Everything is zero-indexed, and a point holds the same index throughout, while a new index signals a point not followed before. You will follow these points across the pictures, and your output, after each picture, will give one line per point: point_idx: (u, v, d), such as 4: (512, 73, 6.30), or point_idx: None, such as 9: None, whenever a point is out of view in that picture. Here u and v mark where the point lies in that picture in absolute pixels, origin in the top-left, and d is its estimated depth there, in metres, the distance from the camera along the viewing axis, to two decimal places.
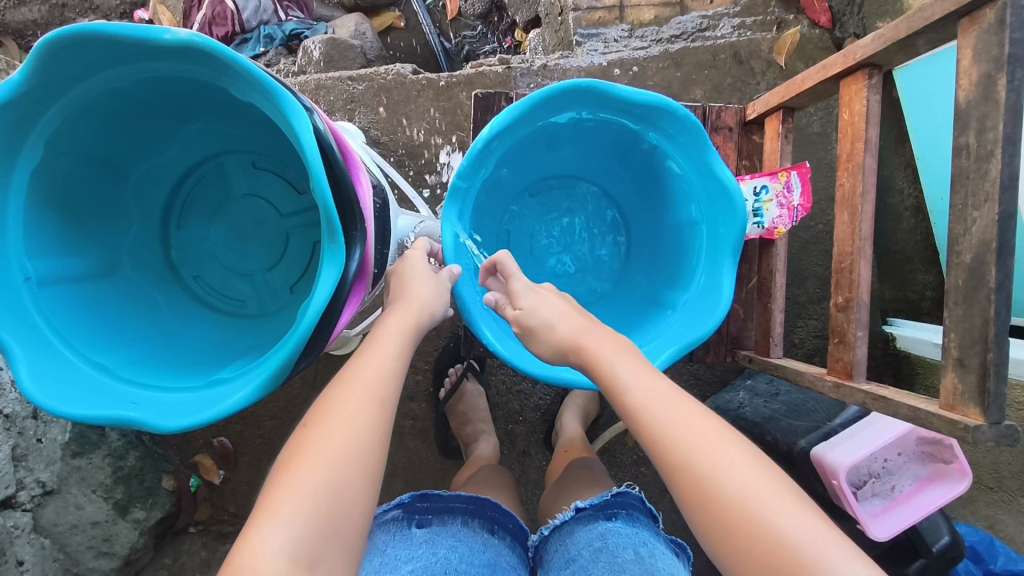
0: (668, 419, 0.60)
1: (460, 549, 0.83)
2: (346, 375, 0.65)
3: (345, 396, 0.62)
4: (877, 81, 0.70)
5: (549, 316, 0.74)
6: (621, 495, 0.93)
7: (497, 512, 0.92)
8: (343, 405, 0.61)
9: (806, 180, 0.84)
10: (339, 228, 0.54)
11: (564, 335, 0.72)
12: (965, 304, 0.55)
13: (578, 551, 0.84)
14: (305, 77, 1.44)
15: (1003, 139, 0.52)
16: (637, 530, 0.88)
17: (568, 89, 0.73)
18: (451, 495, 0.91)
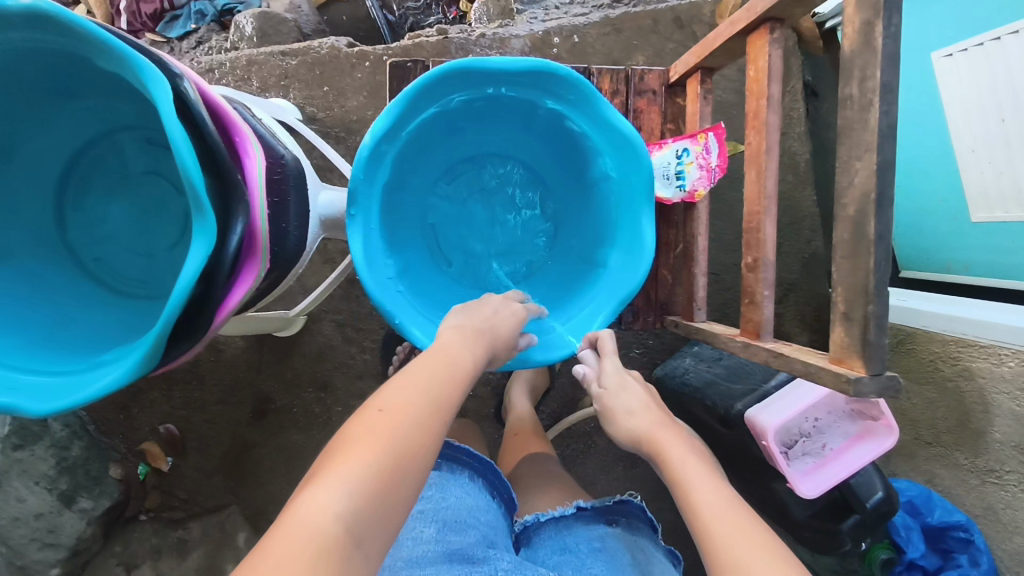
0: (725, 528, 0.59)
1: (467, 503, 0.87)
2: (416, 371, 0.62)
3: (428, 394, 0.59)
4: (780, 36, 0.69)
5: (631, 402, 0.74)
6: (626, 503, 0.94)
7: (498, 480, 0.96)
8: (424, 406, 0.58)
9: (722, 142, 0.83)
10: (205, 201, 0.53)
11: (642, 429, 0.71)
12: (851, 258, 0.55)
13: (574, 542, 0.86)
14: (237, 53, 1.38)
15: (882, 87, 0.51)
16: (637, 539, 0.89)
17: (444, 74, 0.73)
18: (462, 450, 0.95)
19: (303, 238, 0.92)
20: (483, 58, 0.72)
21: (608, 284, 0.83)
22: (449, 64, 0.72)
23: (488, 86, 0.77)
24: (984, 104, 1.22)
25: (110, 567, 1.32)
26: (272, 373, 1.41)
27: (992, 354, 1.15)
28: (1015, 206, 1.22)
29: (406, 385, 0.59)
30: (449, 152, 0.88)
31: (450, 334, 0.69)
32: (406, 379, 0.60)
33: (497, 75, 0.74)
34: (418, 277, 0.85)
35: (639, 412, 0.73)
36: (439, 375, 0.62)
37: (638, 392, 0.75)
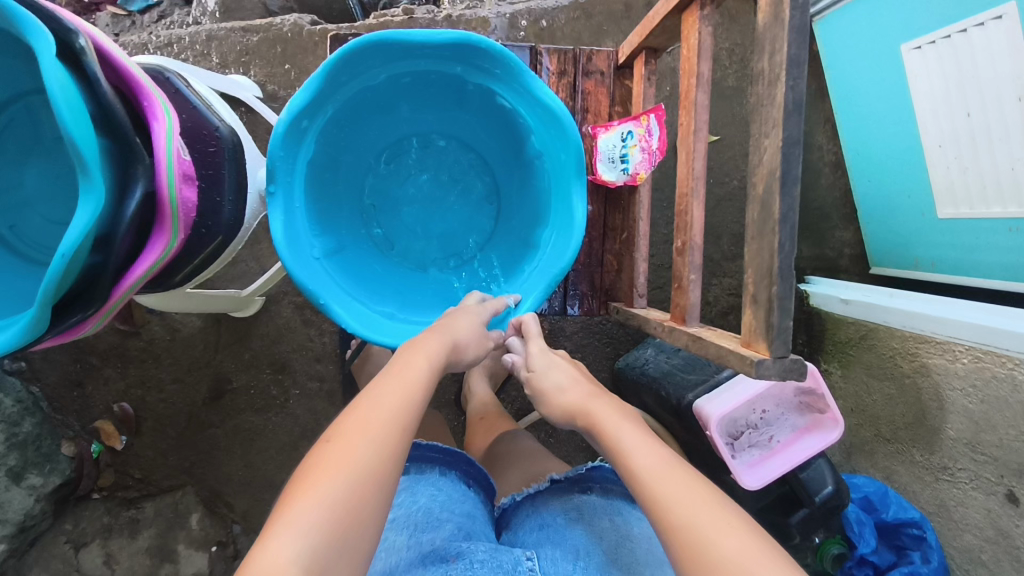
0: (664, 491, 0.58)
1: (439, 496, 0.85)
2: (378, 388, 0.63)
3: (383, 408, 0.61)
4: (711, 13, 0.67)
5: (559, 380, 0.75)
6: (597, 470, 0.92)
7: (472, 467, 0.94)
8: (378, 423, 0.59)
9: (662, 123, 0.81)
10: (90, 162, 0.51)
11: (573, 402, 0.72)
12: (758, 238, 0.54)
13: (551, 517, 0.85)
14: (197, 28, 1.36)
15: (788, 61, 0.50)
16: (612, 502, 0.87)
17: (361, 46, 0.72)
18: (427, 445, 0.92)
19: (240, 214, 0.90)
20: (401, 31, 0.72)
21: (541, 264, 0.83)
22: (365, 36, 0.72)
23: (411, 59, 0.77)
24: (951, 99, 1.20)
25: (59, 545, 1.30)
26: (229, 354, 1.39)
27: (947, 350, 1.13)
28: (982, 201, 1.21)
29: (364, 403, 0.61)
30: (385, 132, 0.87)
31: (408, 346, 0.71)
32: (365, 398, 0.62)
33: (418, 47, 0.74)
34: (353, 259, 0.84)
35: (569, 387, 0.74)
36: (394, 388, 0.63)
37: (566, 367, 0.77)
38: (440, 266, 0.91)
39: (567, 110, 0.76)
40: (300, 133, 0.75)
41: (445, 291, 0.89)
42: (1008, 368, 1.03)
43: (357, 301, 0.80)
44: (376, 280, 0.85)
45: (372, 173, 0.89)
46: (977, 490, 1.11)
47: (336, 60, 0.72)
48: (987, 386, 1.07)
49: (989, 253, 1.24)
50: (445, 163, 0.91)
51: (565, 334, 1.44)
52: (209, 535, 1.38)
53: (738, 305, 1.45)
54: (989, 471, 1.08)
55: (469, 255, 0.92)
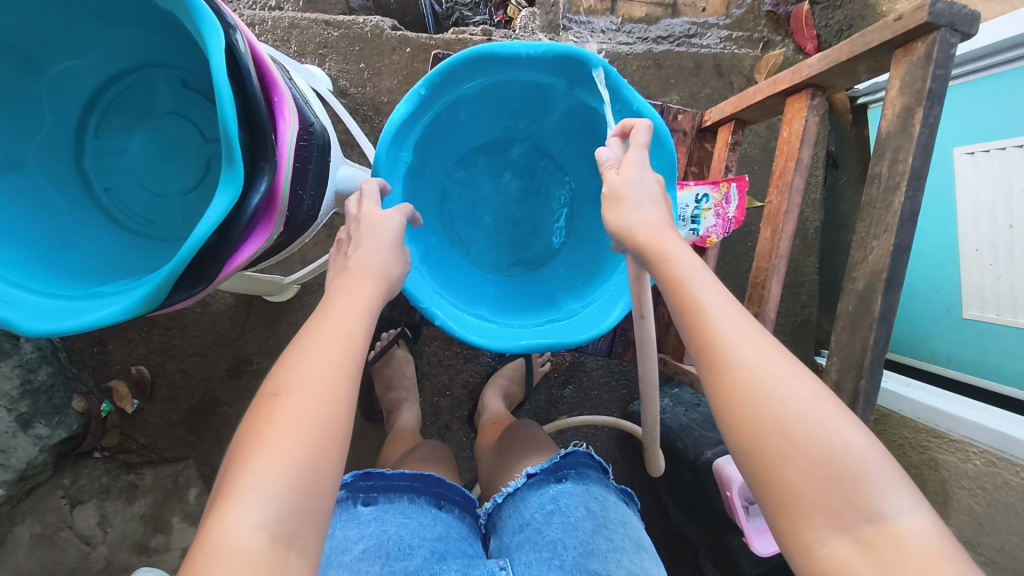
0: (729, 334, 0.53)
1: (411, 525, 0.81)
2: (308, 327, 0.57)
3: (310, 353, 0.54)
4: (819, 103, 0.71)
5: (641, 207, 0.65)
6: (572, 454, 0.90)
7: (443, 487, 0.89)
8: (317, 361, 0.54)
9: (743, 194, 0.86)
10: (238, 154, 0.53)
11: (643, 229, 0.63)
12: (850, 330, 0.61)
13: (530, 514, 0.84)
14: (280, 14, 1.38)
15: (910, 172, 0.55)
16: (587, 487, 0.87)
17: (461, 62, 0.76)
18: (394, 473, 0.86)
19: (315, 209, 0.92)
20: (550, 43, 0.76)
21: (613, 286, 0.84)
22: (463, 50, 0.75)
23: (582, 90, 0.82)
24: (996, 209, 1.24)
25: (54, 499, 1.29)
26: (255, 335, 1.39)
27: (959, 449, 1.16)
28: (1008, 309, 1.23)
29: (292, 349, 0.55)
30: (514, 126, 0.95)
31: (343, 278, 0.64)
32: (298, 343, 0.56)
33: (510, 60, 0.78)
34: (417, 205, 0.88)
35: (649, 208, 0.65)
36: (321, 323, 0.57)
37: (654, 187, 0.66)
38: (473, 255, 0.97)
39: (660, 119, 0.78)
40: (449, 86, 0.79)
41: (521, 292, 0.95)
42: (1020, 478, 1.05)
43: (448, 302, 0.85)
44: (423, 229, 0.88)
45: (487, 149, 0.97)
46: None
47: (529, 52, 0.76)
48: (996, 491, 1.09)
49: (1010, 362, 1.25)
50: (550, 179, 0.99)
51: (585, 369, 1.47)
52: (204, 511, 1.37)
53: None
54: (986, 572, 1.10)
55: (499, 267, 0.99)
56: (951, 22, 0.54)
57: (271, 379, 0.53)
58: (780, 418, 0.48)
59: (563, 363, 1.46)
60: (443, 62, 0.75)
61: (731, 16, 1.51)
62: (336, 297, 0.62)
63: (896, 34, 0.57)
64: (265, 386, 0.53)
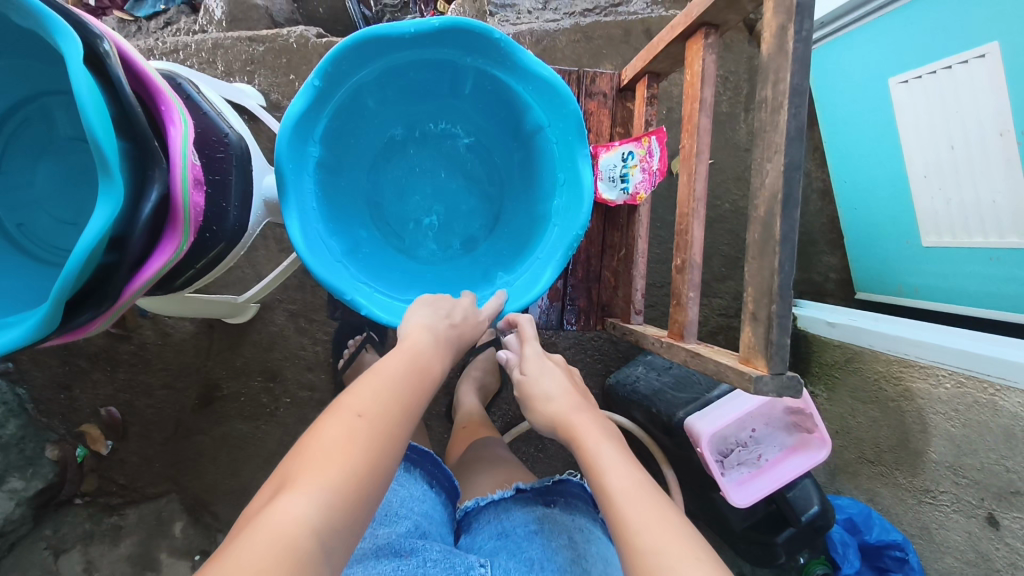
0: (637, 508, 0.56)
1: (402, 494, 0.84)
2: (385, 371, 0.63)
3: (381, 394, 0.59)
4: (714, 41, 0.70)
5: (549, 388, 0.73)
6: (565, 482, 0.89)
7: (437, 468, 0.93)
8: (400, 410, 0.59)
9: (663, 145, 0.82)
10: (112, 162, 0.52)
11: (558, 411, 0.70)
12: (759, 257, 0.57)
13: (511, 526, 0.82)
14: (203, 36, 1.37)
15: (791, 90, 0.53)
16: (575, 518, 0.84)
17: (353, 47, 0.77)
18: None
19: (244, 219, 0.91)
20: (438, 17, 0.78)
21: (546, 248, 0.88)
22: (354, 35, 0.77)
23: (480, 62, 0.84)
24: (937, 132, 1.23)
25: (38, 551, 1.29)
26: (221, 360, 1.38)
27: (931, 375, 1.15)
28: (963, 229, 1.24)
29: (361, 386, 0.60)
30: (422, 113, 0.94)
31: (420, 331, 0.72)
32: (379, 386, 0.60)
33: (404, 40, 0.79)
34: (339, 199, 0.88)
35: (557, 396, 0.72)
36: (404, 377, 0.63)
37: (558, 376, 0.75)
38: (408, 245, 0.97)
39: (560, 80, 0.83)
40: (342, 77, 0.80)
41: (461, 275, 0.95)
42: (989, 393, 1.05)
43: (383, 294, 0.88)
44: (347, 225, 0.89)
45: (403, 141, 0.95)
46: (958, 513, 1.12)
47: (416, 30, 0.78)
48: (969, 411, 1.09)
49: (972, 283, 1.26)
50: (471, 162, 0.98)
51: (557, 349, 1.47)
52: (192, 544, 1.37)
53: (728, 326, 1.48)
54: (971, 494, 1.10)
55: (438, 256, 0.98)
56: None
57: (344, 403, 0.57)
58: None
59: None
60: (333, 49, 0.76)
61: None
62: (416, 354, 0.67)
63: None
64: (337, 406, 0.57)
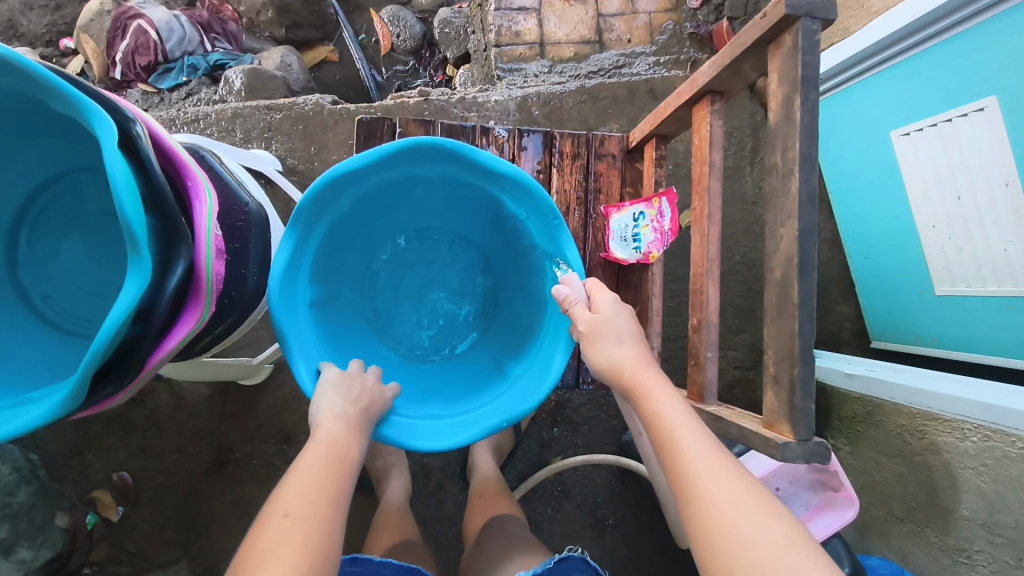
0: (697, 463, 0.59)
1: None
2: (312, 466, 0.62)
3: (309, 497, 0.59)
4: (720, 107, 0.73)
5: (624, 334, 0.70)
6: (566, 559, 0.87)
7: None
8: (321, 499, 0.59)
9: (674, 206, 0.84)
10: (142, 241, 0.54)
11: (625, 358, 0.68)
12: (777, 321, 0.57)
13: None
14: (223, 106, 1.43)
15: (800, 157, 0.54)
16: None
17: (391, 154, 0.72)
18: (382, 560, 0.85)
19: (261, 286, 0.94)
20: (504, 161, 0.75)
21: (497, 400, 0.80)
22: (402, 142, 0.72)
23: (490, 180, 0.78)
24: (943, 183, 1.23)
25: None
26: (234, 423, 1.38)
27: (956, 428, 1.12)
28: (977, 279, 1.22)
29: (289, 489, 0.59)
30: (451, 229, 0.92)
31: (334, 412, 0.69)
32: (303, 475, 0.61)
33: (457, 157, 0.75)
34: (331, 265, 0.83)
35: (628, 342, 0.70)
36: (326, 471, 0.62)
37: (630, 321, 0.72)
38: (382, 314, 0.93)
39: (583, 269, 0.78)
40: (349, 181, 0.75)
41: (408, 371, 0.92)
42: (1018, 448, 1.01)
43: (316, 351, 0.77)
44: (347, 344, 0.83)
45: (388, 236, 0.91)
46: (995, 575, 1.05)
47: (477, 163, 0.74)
48: (998, 465, 1.04)
49: (989, 331, 1.24)
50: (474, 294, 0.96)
51: (572, 405, 1.44)
52: None
53: (744, 379, 1.46)
54: (1006, 553, 1.03)
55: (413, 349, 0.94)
56: (809, 10, 0.53)
57: (274, 504, 0.58)
58: (744, 548, 0.52)
59: (549, 403, 1.44)
60: (367, 152, 0.71)
61: (656, 42, 1.58)
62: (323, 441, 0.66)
63: (764, 31, 0.57)
64: (268, 509, 0.58)
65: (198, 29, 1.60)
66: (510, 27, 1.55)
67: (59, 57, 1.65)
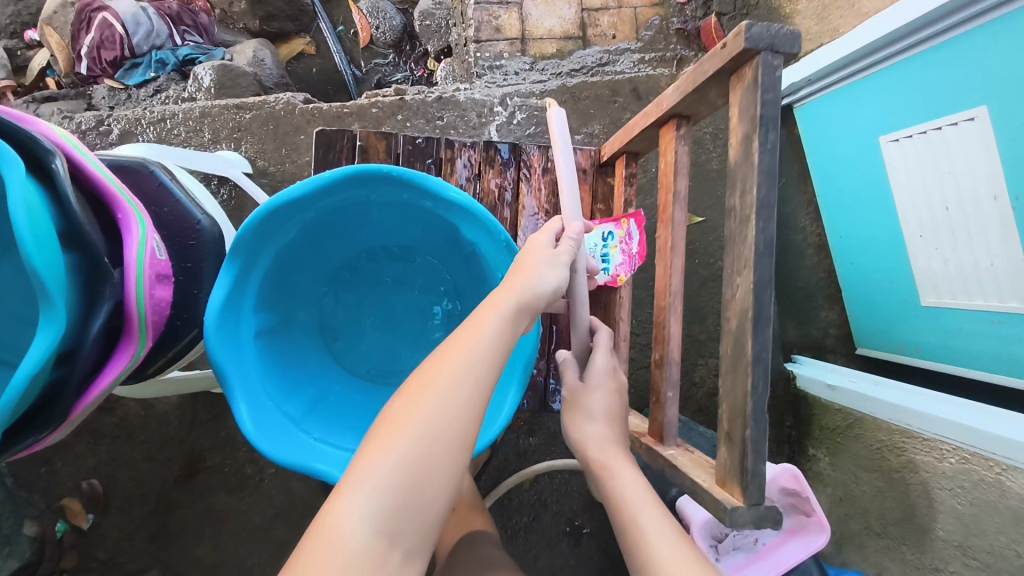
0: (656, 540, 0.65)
1: None
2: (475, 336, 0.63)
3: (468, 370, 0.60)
4: (686, 132, 0.69)
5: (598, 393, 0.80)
6: None
7: None
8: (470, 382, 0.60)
9: (642, 229, 0.81)
10: (51, 290, 0.52)
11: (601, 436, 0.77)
12: (731, 373, 0.54)
13: None
14: (190, 105, 1.38)
15: (758, 203, 0.50)
16: None
17: (337, 181, 0.69)
18: None
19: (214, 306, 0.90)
20: (457, 189, 0.72)
21: None
22: (344, 168, 0.69)
23: (439, 207, 0.74)
24: (931, 193, 1.19)
25: None
26: (204, 431, 1.36)
27: (934, 448, 1.10)
28: (963, 292, 1.19)
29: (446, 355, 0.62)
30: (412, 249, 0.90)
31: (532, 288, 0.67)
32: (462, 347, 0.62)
33: (406, 184, 0.71)
34: (280, 290, 0.81)
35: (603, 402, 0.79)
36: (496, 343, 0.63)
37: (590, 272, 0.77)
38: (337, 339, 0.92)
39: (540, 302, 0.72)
40: (293, 209, 0.72)
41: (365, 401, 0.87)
42: (995, 473, 0.98)
43: (263, 388, 0.73)
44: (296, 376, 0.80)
45: (350, 261, 0.92)
46: None
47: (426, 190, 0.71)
48: (975, 489, 1.02)
49: (974, 346, 1.20)
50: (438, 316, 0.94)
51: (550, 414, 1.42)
52: None
53: None
54: None
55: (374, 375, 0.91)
56: (772, 42, 0.50)
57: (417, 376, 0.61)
58: None
59: (526, 412, 1.41)
60: (309, 179, 0.68)
61: (641, 39, 1.52)
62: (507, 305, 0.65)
63: (725, 61, 0.54)
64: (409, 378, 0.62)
65: (166, 21, 1.54)
66: (491, 22, 1.50)
67: (24, 49, 1.59)
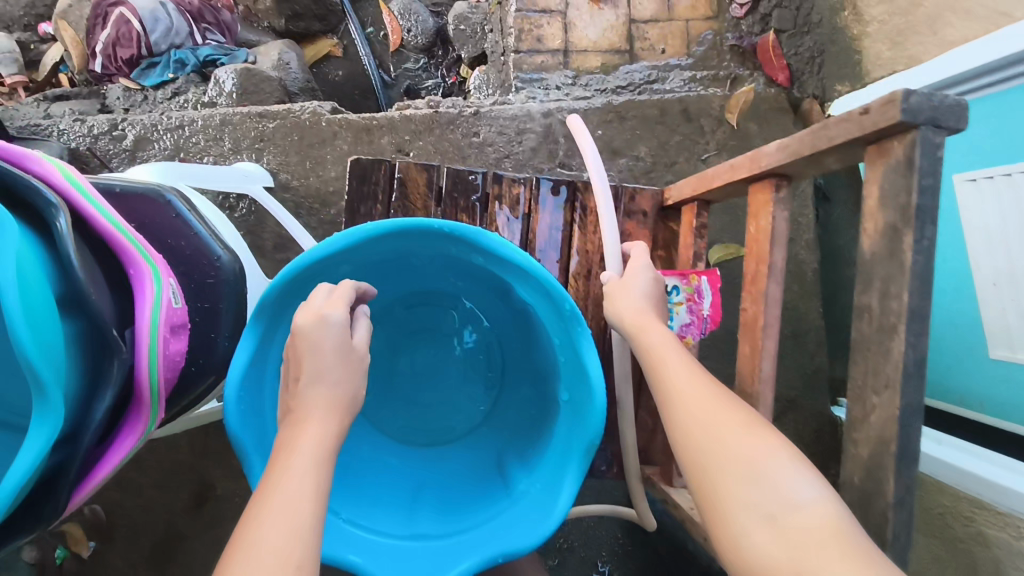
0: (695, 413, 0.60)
1: None
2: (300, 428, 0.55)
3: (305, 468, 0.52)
4: (785, 194, 0.64)
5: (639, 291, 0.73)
6: None
7: None
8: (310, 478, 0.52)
9: (716, 288, 0.77)
10: (46, 382, 0.44)
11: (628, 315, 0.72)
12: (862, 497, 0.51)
13: None
14: (210, 111, 1.29)
15: (906, 309, 0.48)
16: None
17: (376, 235, 0.61)
18: None
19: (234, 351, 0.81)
20: (513, 246, 0.63)
21: (496, 523, 0.66)
22: (384, 221, 0.60)
23: (491, 262, 0.66)
24: (1010, 239, 1.07)
25: None
26: (216, 459, 1.28)
27: (1008, 523, 1.00)
28: None
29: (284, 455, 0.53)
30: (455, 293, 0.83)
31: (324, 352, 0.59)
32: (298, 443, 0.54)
33: (454, 237, 0.63)
34: None
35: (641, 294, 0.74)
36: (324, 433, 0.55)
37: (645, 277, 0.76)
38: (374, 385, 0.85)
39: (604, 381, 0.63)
40: (328, 263, 0.64)
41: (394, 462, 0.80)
42: None
43: None
44: None
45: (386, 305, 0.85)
46: None
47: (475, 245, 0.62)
48: None
49: None
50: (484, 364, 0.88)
51: None
52: None
53: None
54: None
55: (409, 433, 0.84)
56: (931, 119, 0.47)
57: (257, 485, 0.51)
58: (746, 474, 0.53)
59: None
60: (347, 232, 0.60)
61: (693, 54, 1.42)
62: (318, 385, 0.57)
63: (866, 133, 0.51)
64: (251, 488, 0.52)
65: (187, 18, 1.45)
66: (532, 32, 1.40)
67: (38, 43, 1.52)
